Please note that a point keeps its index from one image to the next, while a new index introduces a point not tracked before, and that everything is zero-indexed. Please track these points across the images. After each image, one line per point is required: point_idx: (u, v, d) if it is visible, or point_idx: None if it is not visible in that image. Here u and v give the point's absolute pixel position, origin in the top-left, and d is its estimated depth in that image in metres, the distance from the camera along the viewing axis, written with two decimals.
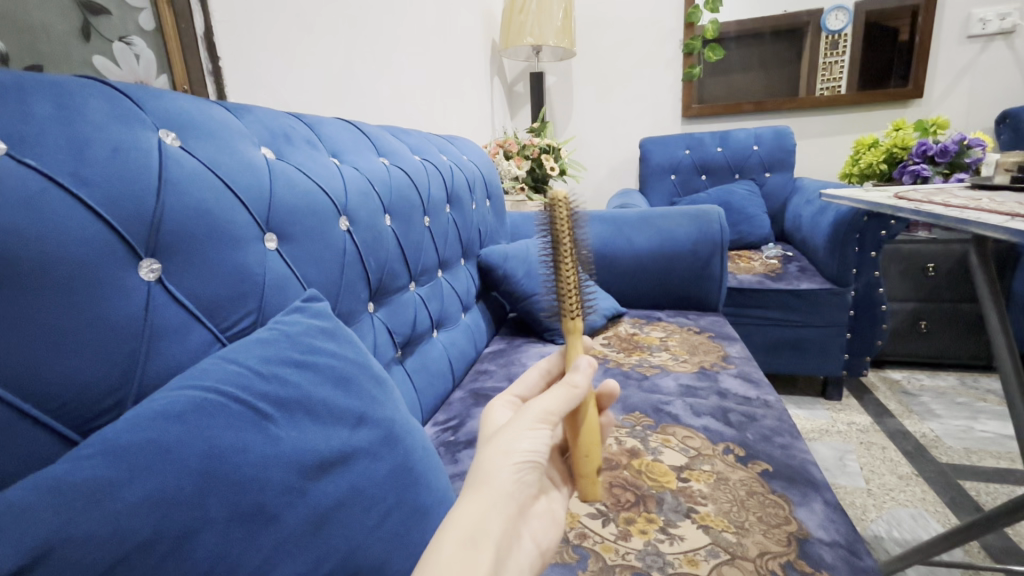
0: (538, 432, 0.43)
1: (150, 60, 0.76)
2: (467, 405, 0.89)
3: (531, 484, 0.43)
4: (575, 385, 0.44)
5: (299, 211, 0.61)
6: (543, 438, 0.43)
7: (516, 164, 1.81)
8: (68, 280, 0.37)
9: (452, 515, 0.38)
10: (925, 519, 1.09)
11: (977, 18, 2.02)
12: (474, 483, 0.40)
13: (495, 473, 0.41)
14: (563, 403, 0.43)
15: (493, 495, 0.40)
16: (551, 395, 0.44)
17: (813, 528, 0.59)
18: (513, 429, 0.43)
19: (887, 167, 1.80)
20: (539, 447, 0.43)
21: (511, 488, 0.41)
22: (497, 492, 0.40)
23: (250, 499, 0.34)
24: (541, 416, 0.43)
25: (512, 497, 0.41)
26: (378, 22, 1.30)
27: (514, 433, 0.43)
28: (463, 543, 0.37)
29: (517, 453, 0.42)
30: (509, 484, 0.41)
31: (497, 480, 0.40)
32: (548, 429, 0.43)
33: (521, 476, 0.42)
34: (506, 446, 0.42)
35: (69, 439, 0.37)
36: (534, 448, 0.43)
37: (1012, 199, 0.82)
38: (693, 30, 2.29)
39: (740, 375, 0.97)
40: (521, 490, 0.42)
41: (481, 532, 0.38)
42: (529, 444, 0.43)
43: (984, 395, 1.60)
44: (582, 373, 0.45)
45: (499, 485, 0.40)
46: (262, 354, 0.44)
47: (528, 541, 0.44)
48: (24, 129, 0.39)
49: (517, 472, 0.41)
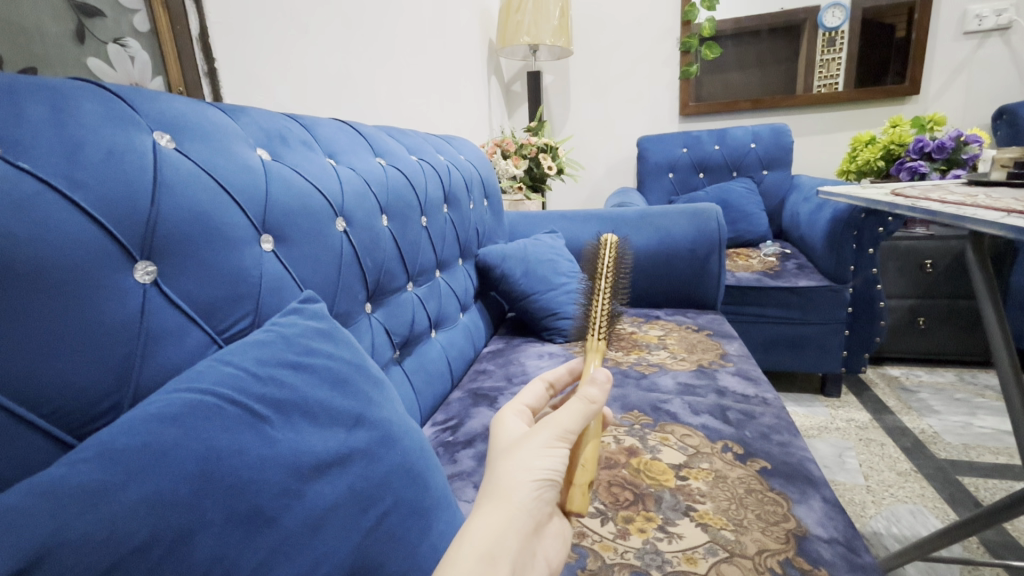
0: (556, 451, 0.43)
1: (144, 62, 0.76)
2: (465, 405, 0.89)
3: (548, 505, 0.43)
4: (591, 399, 0.46)
5: (296, 212, 0.61)
6: (560, 457, 0.43)
7: (514, 164, 1.81)
8: (63, 283, 0.37)
9: (469, 529, 0.39)
10: (924, 515, 1.09)
11: (973, 14, 2.02)
12: (494, 498, 0.41)
13: (514, 490, 0.41)
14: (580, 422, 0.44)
15: (511, 512, 0.40)
16: (569, 413, 0.45)
17: (811, 525, 0.59)
18: (533, 446, 0.43)
19: (884, 163, 1.80)
20: (558, 467, 0.43)
21: (528, 506, 0.41)
22: (515, 509, 0.40)
23: (247, 502, 0.34)
24: (559, 434, 0.44)
25: (529, 514, 0.41)
26: (374, 22, 1.30)
27: (533, 450, 0.43)
28: (481, 560, 0.38)
29: (534, 471, 0.42)
30: (525, 503, 0.41)
31: (515, 497, 0.41)
32: (566, 448, 0.43)
33: (539, 495, 0.42)
34: (524, 463, 0.42)
35: (64, 442, 0.37)
36: (552, 466, 0.43)
37: (1009, 195, 0.83)
38: (690, 29, 2.29)
39: (738, 373, 0.97)
40: (537, 510, 0.42)
41: (500, 548, 0.39)
42: (548, 463, 0.43)
43: (981, 391, 1.61)
44: (599, 386, 0.47)
45: (516, 504, 0.41)
46: (259, 356, 0.44)
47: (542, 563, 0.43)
48: (18, 132, 0.39)
49: (535, 490, 0.41)
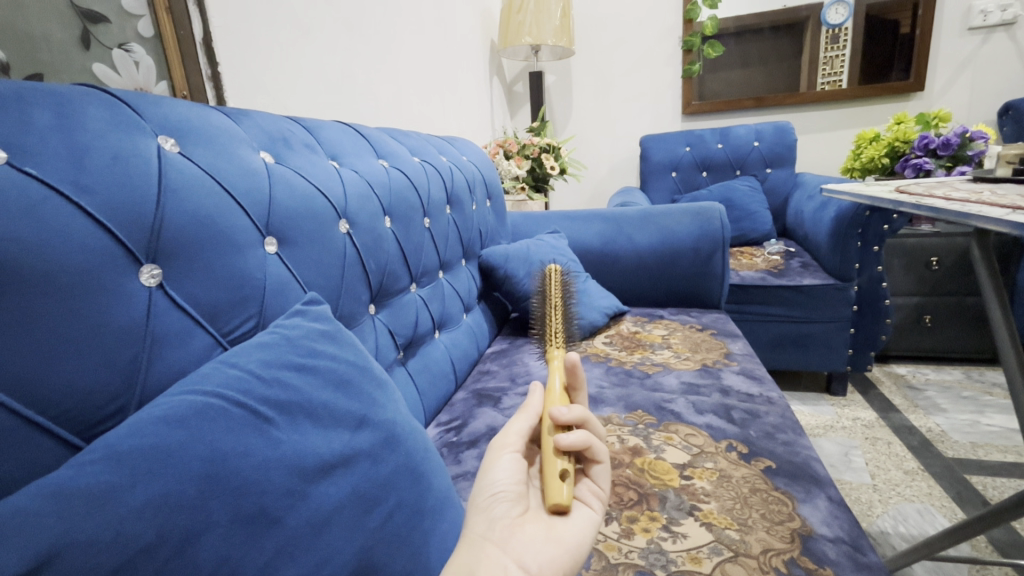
0: (501, 463, 0.45)
1: (149, 67, 0.76)
2: (469, 405, 0.89)
3: (507, 515, 0.42)
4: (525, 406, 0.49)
5: (299, 215, 0.61)
6: (504, 464, 0.45)
7: (516, 164, 1.81)
8: (69, 288, 0.38)
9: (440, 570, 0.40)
10: (931, 514, 1.09)
11: (978, 9, 2.00)
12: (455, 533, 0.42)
13: (469, 516, 0.43)
14: (520, 427, 0.48)
15: (469, 536, 0.41)
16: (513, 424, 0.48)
17: (816, 525, 0.59)
18: (482, 469, 0.46)
19: (889, 160, 1.79)
20: (508, 477, 0.44)
21: (485, 523, 0.42)
22: (471, 530, 0.42)
23: (253, 502, 0.34)
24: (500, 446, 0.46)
25: (489, 531, 0.41)
26: (376, 24, 1.30)
27: (482, 472, 0.45)
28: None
29: (482, 487, 0.44)
30: (478, 519, 0.42)
31: (471, 522, 0.42)
32: (509, 455, 0.46)
33: (493, 508, 0.42)
34: (476, 490, 0.45)
35: (72, 444, 0.37)
36: (503, 478, 0.44)
37: (1015, 192, 0.82)
38: (692, 27, 2.28)
39: (742, 373, 0.97)
40: (496, 524, 0.42)
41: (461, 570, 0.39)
42: (497, 477, 0.44)
43: (989, 389, 1.59)
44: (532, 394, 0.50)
45: (470, 527, 0.42)
46: (263, 358, 0.45)
47: (514, 566, 0.39)
48: (25, 139, 0.39)
49: (487, 505, 0.43)
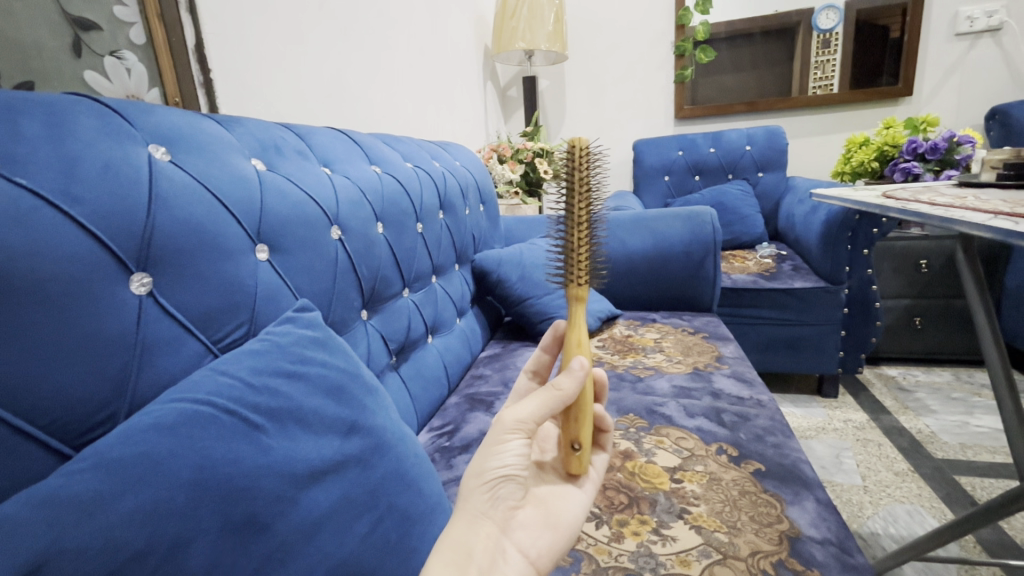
0: (510, 446, 0.42)
1: (140, 74, 0.76)
2: (462, 410, 0.90)
3: (506, 498, 0.43)
4: (556, 386, 0.42)
5: (290, 222, 0.62)
6: (514, 450, 0.42)
7: (510, 168, 1.83)
8: (61, 297, 0.38)
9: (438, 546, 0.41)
10: (921, 515, 1.10)
11: (964, 16, 2.03)
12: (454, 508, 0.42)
13: (469, 492, 0.42)
14: (536, 410, 0.42)
15: (470, 515, 0.41)
16: (527, 405, 0.43)
17: (804, 526, 0.60)
18: (486, 448, 0.43)
19: (879, 165, 1.81)
20: (514, 460, 0.42)
21: (487, 505, 0.42)
22: (472, 510, 0.41)
23: (243, 510, 0.34)
24: (511, 427, 0.42)
25: (493, 515, 0.42)
26: (370, 30, 1.31)
27: (487, 452, 0.42)
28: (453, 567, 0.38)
29: (489, 469, 0.42)
30: (481, 499, 0.42)
31: (471, 501, 0.42)
32: (517, 439, 0.42)
33: (496, 491, 0.42)
34: (477, 467, 0.42)
35: (60, 453, 0.37)
36: (511, 461, 0.42)
37: (997, 197, 0.83)
38: (684, 32, 2.31)
39: (733, 376, 0.97)
40: (497, 507, 0.42)
41: (467, 548, 0.40)
42: (504, 461, 0.42)
43: (978, 390, 1.61)
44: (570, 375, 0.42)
45: (471, 504, 0.42)
46: (254, 365, 0.45)
47: (513, 550, 0.42)
48: (16, 149, 0.39)
49: (491, 490, 0.42)
